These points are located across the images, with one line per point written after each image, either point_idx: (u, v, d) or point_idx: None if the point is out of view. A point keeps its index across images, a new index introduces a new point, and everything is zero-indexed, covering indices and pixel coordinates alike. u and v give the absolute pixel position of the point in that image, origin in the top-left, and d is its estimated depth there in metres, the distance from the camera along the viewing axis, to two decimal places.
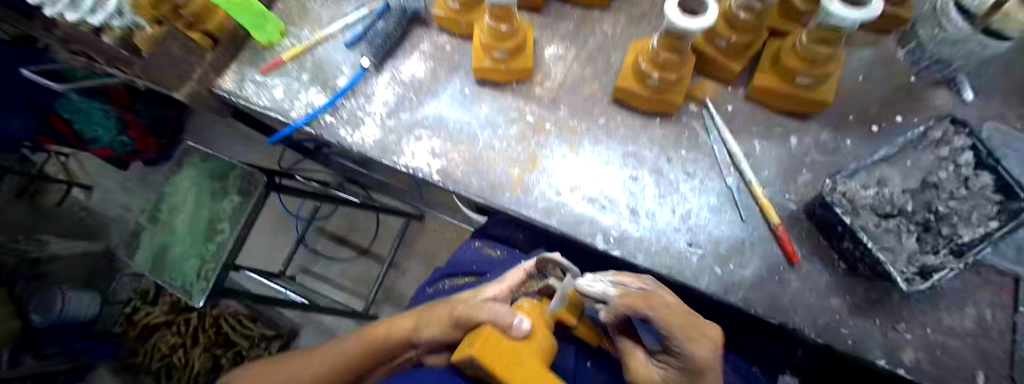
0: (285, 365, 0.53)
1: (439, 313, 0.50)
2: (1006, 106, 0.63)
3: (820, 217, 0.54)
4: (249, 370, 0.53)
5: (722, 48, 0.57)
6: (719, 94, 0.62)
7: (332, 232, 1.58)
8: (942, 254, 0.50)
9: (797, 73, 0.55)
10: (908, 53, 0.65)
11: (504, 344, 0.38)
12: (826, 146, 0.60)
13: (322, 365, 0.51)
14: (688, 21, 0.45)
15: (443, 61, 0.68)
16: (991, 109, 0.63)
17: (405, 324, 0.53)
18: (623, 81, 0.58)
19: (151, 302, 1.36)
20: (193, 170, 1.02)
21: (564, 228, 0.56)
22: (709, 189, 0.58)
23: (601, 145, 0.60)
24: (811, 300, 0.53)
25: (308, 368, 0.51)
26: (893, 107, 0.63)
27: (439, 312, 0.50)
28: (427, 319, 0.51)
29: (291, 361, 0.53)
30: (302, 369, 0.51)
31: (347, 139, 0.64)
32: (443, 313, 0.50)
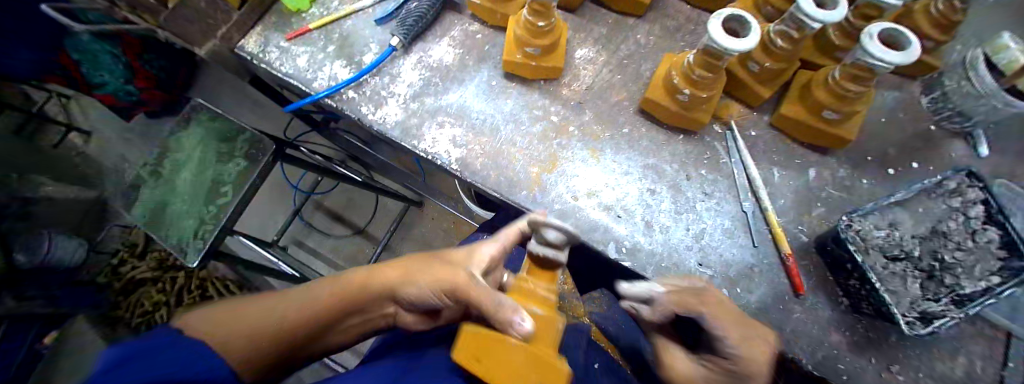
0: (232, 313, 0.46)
1: (433, 270, 0.48)
2: (1019, 165, 0.63)
3: (830, 252, 0.55)
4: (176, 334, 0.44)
5: (754, 72, 0.57)
6: (744, 117, 0.62)
7: (330, 208, 1.57)
8: (942, 303, 0.49)
9: (825, 107, 0.55)
10: (930, 102, 0.65)
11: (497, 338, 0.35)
12: (842, 183, 0.60)
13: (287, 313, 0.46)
14: (730, 42, 0.45)
15: (472, 50, 0.67)
16: (1004, 165, 0.63)
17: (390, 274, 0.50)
18: (653, 94, 0.59)
19: (140, 256, 1.34)
20: (201, 128, 1.01)
21: (578, 233, 0.56)
22: (724, 211, 0.58)
23: (623, 155, 0.60)
24: (812, 332, 0.54)
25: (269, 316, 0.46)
26: (909, 154, 0.63)
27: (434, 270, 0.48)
28: (418, 275, 0.49)
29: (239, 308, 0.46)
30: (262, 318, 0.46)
31: (368, 116, 0.63)
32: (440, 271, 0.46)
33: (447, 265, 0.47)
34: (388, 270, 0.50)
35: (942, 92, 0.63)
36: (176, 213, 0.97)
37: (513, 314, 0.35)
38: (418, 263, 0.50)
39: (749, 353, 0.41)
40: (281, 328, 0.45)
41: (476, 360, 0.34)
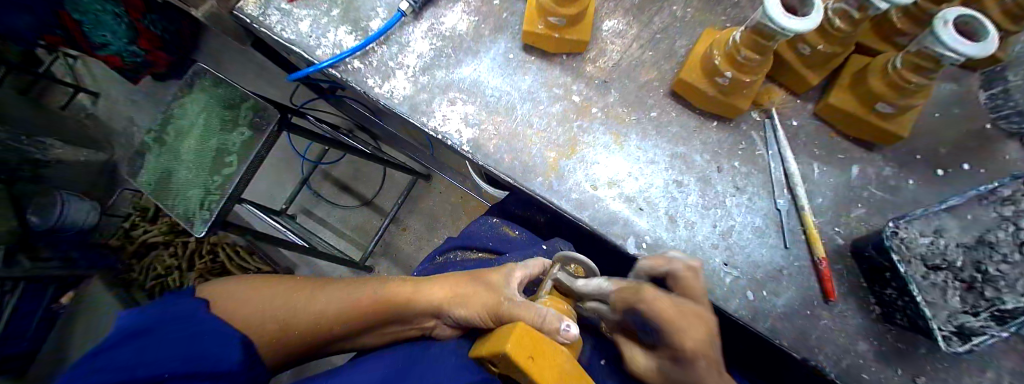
0: (280, 292, 0.52)
1: (476, 294, 0.47)
2: None
3: (868, 258, 0.51)
4: (248, 287, 0.52)
5: (804, 56, 0.51)
6: (785, 105, 0.57)
7: (337, 178, 1.55)
8: (981, 317, 0.45)
9: (880, 99, 0.50)
10: (987, 98, 0.57)
11: (541, 342, 0.34)
12: (886, 182, 0.55)
13: (325, 306, 0.50)
14: (788, 21, 0.39)
15: (489, 19, 0.61)
16: None
17: (435, 292, 0.50)
18: (688, 75, 0.53)
19: (151, 221, 1.34)
20: (204, 94, 0.97)
21: (595, 225, 0.53)
22: (756, 207, 0.54)
23: (649, 141, 0.56)
24: (838, 339, 0.50)
25: (309, 305, 0.51)
26: (963, 153, 0.56)
27: (478, 294, 0.47)
28: (461, 296, 0.48)
29: (287, 288, 0.52)
30: (303, 305, 0.51)
31: (375, 89, 0.59)
32: (484, 299, 0.46)
33: (488, 290, 0.47)
34: (431, 288, 0.50)
35: (1004, 88, 0.56)
36: (182, 180, 0.95)
37: (560, 320, 0.39)
38: (464, 282, 0.50)
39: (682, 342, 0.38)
40: (315, 319, 0.50)
41: (530, 357, 0.32)
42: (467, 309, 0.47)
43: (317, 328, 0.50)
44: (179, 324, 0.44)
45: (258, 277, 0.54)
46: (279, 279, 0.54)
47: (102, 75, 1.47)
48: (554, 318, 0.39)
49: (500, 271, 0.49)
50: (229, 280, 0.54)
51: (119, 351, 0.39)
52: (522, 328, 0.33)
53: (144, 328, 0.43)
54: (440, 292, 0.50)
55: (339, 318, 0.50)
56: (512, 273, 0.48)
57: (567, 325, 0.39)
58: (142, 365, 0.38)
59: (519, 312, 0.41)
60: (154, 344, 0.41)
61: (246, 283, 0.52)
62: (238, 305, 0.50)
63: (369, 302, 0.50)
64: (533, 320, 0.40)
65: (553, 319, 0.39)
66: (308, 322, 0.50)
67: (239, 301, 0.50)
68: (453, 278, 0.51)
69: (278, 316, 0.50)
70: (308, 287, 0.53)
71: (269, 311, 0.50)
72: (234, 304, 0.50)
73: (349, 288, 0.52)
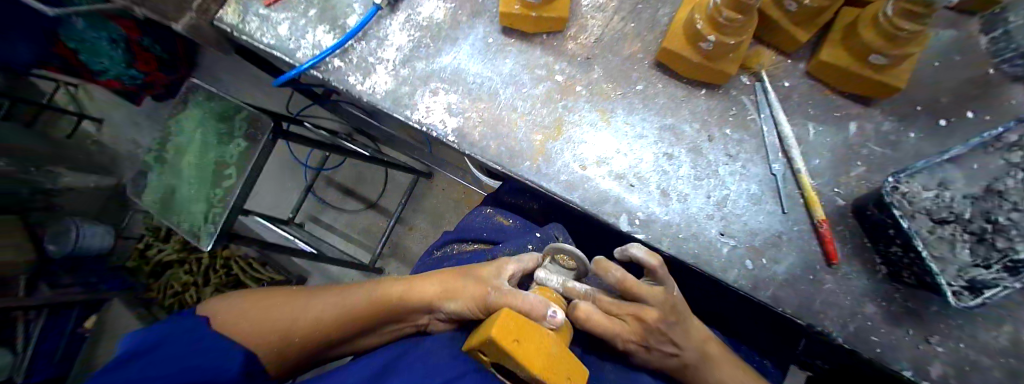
0: (277, 303, 0.51)
1: (467, 288, 0.47)
2: None
3: (870, 217, 0.49)
4: (243, 301, 0.51)
5: (791, 13, 0.49)
6: (776, 66, 0.55)
7: (339, 183, 1.56)
8: (993, 270, 0.43)
9: (873, 51, 0.48)
10: (989, 42, 0.54)
11: (526, 324, 0.34)
12: (887, 137, 0.53)
13: (322, 313, 0.50)
14: None
15: (465, 4, 0.60)
16: None
17: (428, 288, 0.50)
18: (670, 44, 0.52)
19: (164, 239, 1.35)
20: (198, 109, 0.98)
21: (587, 205, 0.52)
22: (751, 174, 0.52)
23: (636, 115, 0.54)
24: (844, 303, 0.49)
25: (307, 312, 0.50)
26: (966, 101, 0.54)
27: (468, 287, 0.47)
28: (452, 291, 0.48)
29: (283, 298, 0.52)
30: (300, 312, 0.50)
31: (357, 87, 0.58)
32: (475, 291, 0.46)
33: (478, 282, 0.47)
34: (424, 285, 0.50)
35: (1005, 29, 0.53)
36: (185, 197, 0.97)
37: (546, 307, 0.39)
38: (454, 278, 0.50)
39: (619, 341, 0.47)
40: (314, 326, 0.50)
41: (516, 341, 0.32)
42: (459, 304, 0.47)
43: (317, 334, 0.50)
44: (177, 345, 0.47)
45: (257, 290, 0.54)
46: (275, 291, 0.53)
47: (103, 101, 1.49)
48: (540, 305, 0.39)
49: (491, 264, 0.49)
50: (225, 296, 0.53)
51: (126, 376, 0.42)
52: (505, 312, 0.34)
53: (146, 347, 0.46)
54: (432, 288, 0.50)
55: (337, 323, 0.50)
56: (505, 265, 0.48)
57: (551, 311, 0.39)
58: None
59: (508, 300, 0.41)
60: (152, 367, 0.44)
61: (241, 299, 0.52)
62: (236, 322, 0.49)
63: (365, 306, 0.50)
64: (520, 306, 0.39)
65: (540, 305, 0.39)
66: (306, 330, 0.49)
67: (236, 317, 0.50)
68: (444, 273, 0.51)
69: (278, 327, 0.49)
70: (304, 295, 0.52)
71: (267, 322, 0.49)
72: (232, 320, 0.49)
73: (344, 291, 0.52)
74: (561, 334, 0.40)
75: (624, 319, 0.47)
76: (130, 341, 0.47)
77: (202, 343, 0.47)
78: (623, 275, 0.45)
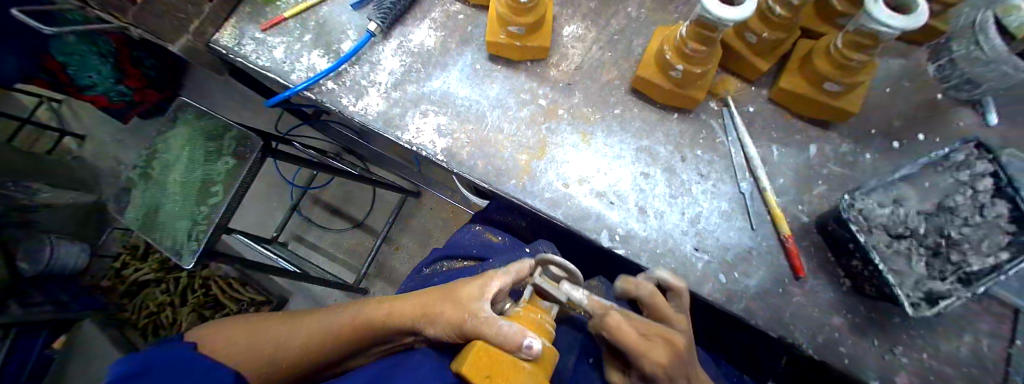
0: (265, 329, 0.51)
1: (442, 311, 0.44)
2: None
3: (832, 232, 0.52)
4: (234, 329, 0.52)
5: (752, 44, 0.54)
6: (741, 93, 0.60)
7: (326, 202, 1.56)
8: (949, 281, 0.47)
9: (828, 79, 0.52)
10: (937, 69, 0.60)
11: (498, 358, 0.35)
12: (845, 158, 0.57)
13: (306, 337, 0.50)
14: (723, 11, 0.43)
15: (455, 33, 0.64)
16: None
17: (407, 311, 0.47)
18: (644, 71, 0.56)
19: (142, 258, 1.33)
20: (187, 128, 0.99)
21: (569, 221, 0.54)
22: (721, 192, 0.56)
23: (614, 138, 0.58)
24: (812, 315, 0.51)
25: (291, 337, 0.50)
26: (915, 125, 0.59)
27: (444, 310, 0.44)
28: (430, 314, 0.45)
29: (271, 323, 0.52)
30: (285, 338, 0.50)
31: (349, 108, 0.61)
32: (451, 315, 0.43)
33: (455, 304, 0.44)
34: (403, 306, 0.48)
35: (950, 58, 0.58)
36: (169, 214, 0.96)
37: (523, 336, 0.36)
38: (432, 298, 0.47)
39: (649, 367, 0.40)
40: (300, 350, 0.49)
41: (487, 376, 0.34)
42: (435, 327, 0.44)
43: (303, 357, 0.49)
44: (180, 369, 0.43)
45: (248, 316, 0.54)
46: (265, 317, 0.53)
47: (87, 118, 1.48)
48: (518, 334, 0.36)
49: (473, 283, 0.45)
50: (219, 322, 0.54)
51: None
52: (477, 349, 0.35)
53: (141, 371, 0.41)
54: (411, 310, 0.47)
55: (322, 346, 0.49)
56: (489, 284, 0.44)
57: (529, 341, 0.36)
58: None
59: (482, 328, 0.39)
60: None
61: (235, 324, 0.53)
62: (224, 348, 0.50)
63: (346, 329, 0.49)
64: (495, 338, 0.37)
65: (516, 335, 0.36)
66: (293, 354, 0.49)
67: (227, 343, 0.50)
68: (424, 292, 0.49)
69: (265, 352, 0.49)
70: (291, 319, 0.52)
71: (255, 349, 0.50)
72: (222, 345, 0.50)
73: (327, 314, 0.51)
74: (540, 364, 0.37)
75: (653, 340, 0.42)
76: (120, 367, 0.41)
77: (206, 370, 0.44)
78: (657, 294, 0.47)
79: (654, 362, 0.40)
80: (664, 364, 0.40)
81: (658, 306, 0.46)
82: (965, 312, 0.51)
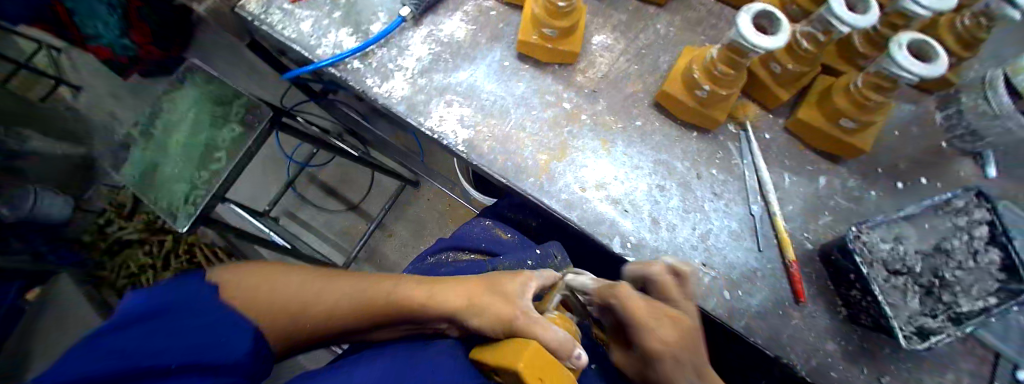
0: (291, 284, 0.46)
1: (493, 305, 0.42)
2: None
3: (835, 262, 0.54)
4: (253, 277, 0.46)
5: (776, 74, 0.56)
6: (760, 119, 0.61)
7: (324, 181, 1.54)
8: (939, 319, 0.49)
9: (844, 115, 0.55)
10: (944, 118, 0.63)
11: (550, 363, 0.33)
12: (851, 193, 0.60)
13: (335, 302, 0.45)
14: (761, 39, 0.44)
15: (486, 28, 0.65)
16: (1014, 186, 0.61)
17: (453, 298, 0.44)
18: (670, 86, 0.57)
19: (128, 218, 1.30)
20: (195, 91, 0.97)
21: (583, 224, 0.55)
22: (732, 212, 0.57)
23: (634, 148, 0.59)
24: (808, 339, 0.53)
25: (320, 299, 0.45)
26: (918, 169, 0.61)
27: (494, 304, 0.42)
28: (477, 306, 0.43)
29: (298, 280, 0.47)
30: (312, 298, 0.45)
31: (373, 89, 0.61)
32: (503, 311, 0.41)
33: (506, 302, 0.42)
34: (449, 294, 0.45)
35: (957, 109, 0.62)
36: (168, 176, 0.94)
37: (574, 347, 0.38)
38: (480, 290, 0.45)
39: (655, 344, 0.39)
40: (326, 316, 0.45)
41: (539, 379, 0.31)
42: (482, 319, 0.42)
43: (328, 323, 0.45)
44: (190, 313, 0.40)
45: (267, 266, 0.48)
46: (294, 269, 0.48)
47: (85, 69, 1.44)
48: (571, 344, 0.38)
49: (516, 281, 0.45)
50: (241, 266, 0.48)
51: (131, 333, 0.36)
52: (531, 349, 0.33)
53: (153, 310, 0.39)
54: (457, 298, 0.45)
55: (351, 317, 0.46)
56: (528, 284, 0.45)
57: (577, 352, 0.38)
58: (142, 360, 0.34)
59: (535, 331, 0.38)
60: (167, 332, 0.37)
61: (257, 270, 0.47)
62: (242, 295, 0.44)
63: (382, 307, 0.45)
64: (549, 343, 0.37)
65: (569, 344, 0.38)
66: (317, 318, 0.45)
67: (245, 290, 0.45)
68: (469, 283, 0.46)
69: (286, 308, 0.44)
70: (321, 279, 0.48)
71: (273, 303, 0.44)
72: (238, 292, 0.44)
73: (363, 285, 0.47)
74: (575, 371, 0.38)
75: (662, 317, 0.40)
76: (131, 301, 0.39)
77: (214, 319, 0.40)
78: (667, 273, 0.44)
79: (661, 339, 0.38)
80: (671, 343, 0.38)
81: (666, 287, 0.44)
82: (950, 350, 0.54)
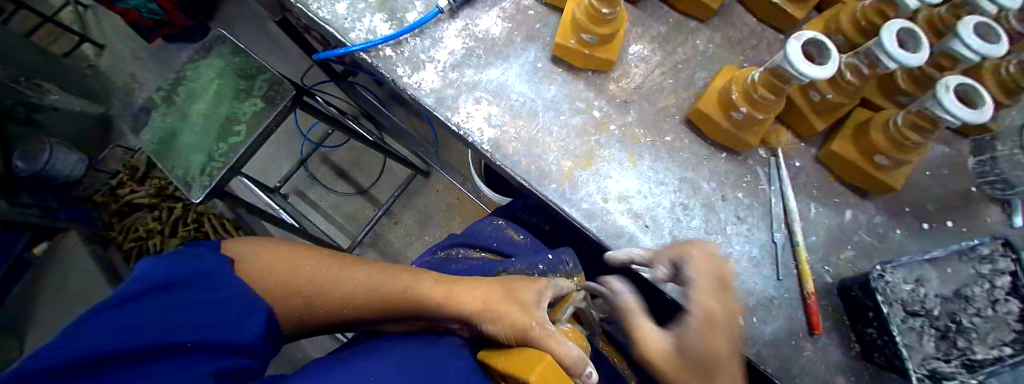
0: (307, 267, 0.45)
1: (508, 312, 0.42)
2: None
3: (854, 298, 0.53)
4: (269, 255, 0.45)
5: (814, 102, 0.56)
6: (790, 147, 0.61)
7: (335, 163, 1.54)
8: (953, 364, 0.48)
9: (879, 152, 0.54)
10: (976, 164, 0.62)
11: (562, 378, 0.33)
12: (876, 230, 0.59)
13: (349, 292, 0.45)
14: (818, 71, 0.44)
15: (522, 27, 0.64)
16: None
17: (468, 299, 0.45)
18: (704, 105, 0.57)
19: (140, 181, 1.26)
20: (221, 61, 0.97)
21: (602, 236, 0.54)
22: (754, 238, 0.56)
23: (660, 164, 0.58)
24: (818, 372, 0.52)
25: (335, 286, 0.45)
26: (947, 212, 0.60)
27: (509, 311, 0.42)
28: (492, 310, 0.43)
29: (315, 263, 0.46)
30: (328, 285, 0.45)
31: (404, 78, 0.60)
32: (516, 318, 0.41)
33: (523, 309, 0.42)
34: (464, 295, 0.45)
35: (992, 156, 0.60)
36: (185, 144, 0.94)
37: (587, 365, 0.39)
38: (497, 294, 0.45)
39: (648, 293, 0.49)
40: (337, 304, 0.45)
41: None
42: (496, 326, 0.42)
43: (337, 311, 0.45)
44: (200, 287, 0.39)
45: (282, 244, 0.48)
46: (311, 251, 0.48)
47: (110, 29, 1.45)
48: (582, 364, 0.38)
49: (532, 288, 0.45)
50: (261, 240, 0.48)
51: (140, 307, 0.36)
52: (550, 362, 0.33)
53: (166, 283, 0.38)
54: (471, 300, 0.45)
55: (362, 308, 0.46)
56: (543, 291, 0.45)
57: (588, 371, 0.39)
58: (154, 336, 0.34)
59: (549, 345, 0.39)
60: (178, 307, 0.37)
61: (273, 248, 0.46)
62: (262, 270, 0.44)
63: (397, 300, 0.45)
64: (563, 360, 0.37)
65: (582, 363, 0.38)
66: (329, 306, 0.45)
67: (263, 267, 0.44)
68: (485, 285, 0.47)
69: (301, 290, 0.44)
70: (338, 265, 0.47)
71: (287, 285, 0.44)
72: (253, 268, 0.44)
73: (380, 276, 0.47)
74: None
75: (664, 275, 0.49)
76: (147, 270, 0.38)
77: (227, 296, 0.40)
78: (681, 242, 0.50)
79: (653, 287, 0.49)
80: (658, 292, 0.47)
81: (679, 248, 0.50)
82: None
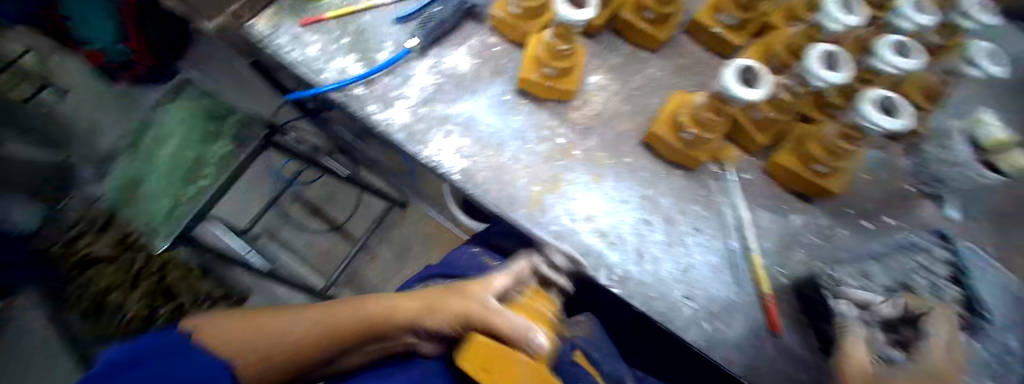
0: (258, 320, 0.47)
1: (452, 304, 0.48)
2: (995, 234, 0.65)
3: (807, 297, 0.57)
4: (218, 321, 0.46)
5: (755, 120, 0.61)
6: (740, 161, 0.66)
7: (308, 200, 1.54)
8: None
9: (817, 160, 0.59)
10: (912, 163, 0.70)
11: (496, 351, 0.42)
12: (823, 231, 0.64)
13: (303, 330, 0.46)
14: (744, 92, 0.49)
15: (489, 63, 0.69)
16: (978, 231, 0.65)
17: (414, 306, 0.49)
18: (659, 128, 0.61)
19: (98, 231, 1.11)
20: None
21: (573, 256, 0.57)
22: (713, 247, 0.61)
23: (623, 183, 0.62)
24: (783, 370, 0.55)
25: (287, 329, 0.46)
26: (886, 210, 0.66)
27: (453, 304, 0.48)
28: (440, 308, 0.48)
29: (265, 316, 0.47)
30: (279, 331, 0.46)
31: (375, 115, 0.62)
32: (461, 306, 0.47)
33: (466, 298, 0.48)
34: (410, 302, 0.50)
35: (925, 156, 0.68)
36: None
37: (532, 332, 0.43)
38: (441, 295, 0.50)
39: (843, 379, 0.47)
40: (293, 346, 0.45)
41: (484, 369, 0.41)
42: (447, 316, 0.48)
43: (294, 354, 0.45)
44: (167, 360, 0.41)
45: (230, 311, 0.49)
46: (258, 311, 0.49)
47: None
48: (527, 330, 0.43)
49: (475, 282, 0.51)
50: (207, 313, 0.49)
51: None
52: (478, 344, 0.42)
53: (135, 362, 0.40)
54: (416, 306, 0.49)
55: (318, 343, 0.46)
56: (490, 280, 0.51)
57: (536, 338, 0.42)
58: None
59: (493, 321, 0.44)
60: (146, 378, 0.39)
61: (224, 315, 0.48)
62: (215, 333, 0.45)
63: (349, 324, 0.47)
64: (508, 331, 0.43)
65: (526, 331, 0.43)
66: (285, 350, 0.45)
67: (220, 332, 0.45)
68: (428, 292, 0.51)
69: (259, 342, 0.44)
70: (287, 312, 0.48)
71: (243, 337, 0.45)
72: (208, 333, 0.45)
73: (328, 309, 0.49)
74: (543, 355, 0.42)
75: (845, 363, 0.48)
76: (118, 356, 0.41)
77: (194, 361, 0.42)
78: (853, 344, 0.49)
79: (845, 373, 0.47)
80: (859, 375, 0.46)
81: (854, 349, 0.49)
82: None
